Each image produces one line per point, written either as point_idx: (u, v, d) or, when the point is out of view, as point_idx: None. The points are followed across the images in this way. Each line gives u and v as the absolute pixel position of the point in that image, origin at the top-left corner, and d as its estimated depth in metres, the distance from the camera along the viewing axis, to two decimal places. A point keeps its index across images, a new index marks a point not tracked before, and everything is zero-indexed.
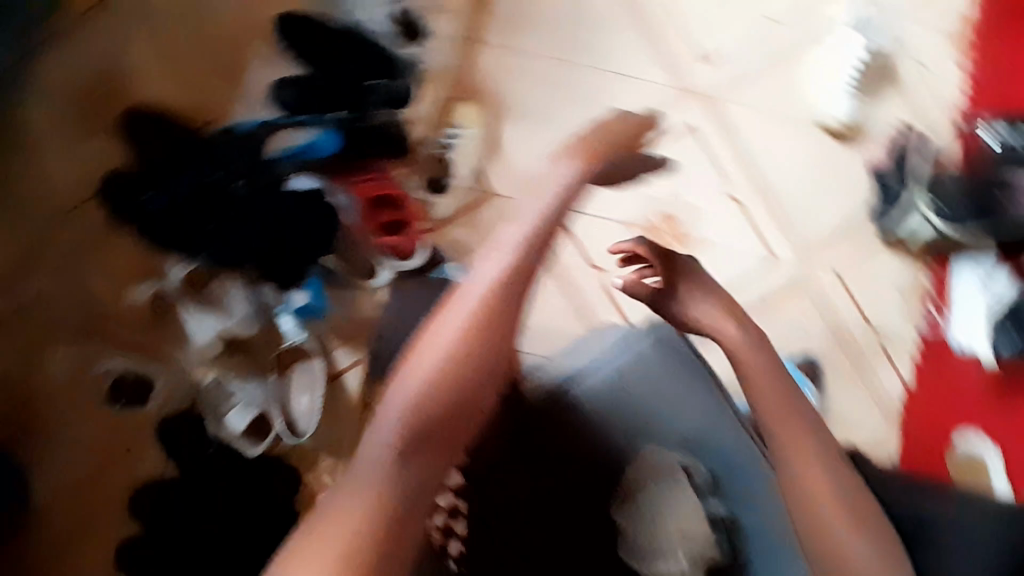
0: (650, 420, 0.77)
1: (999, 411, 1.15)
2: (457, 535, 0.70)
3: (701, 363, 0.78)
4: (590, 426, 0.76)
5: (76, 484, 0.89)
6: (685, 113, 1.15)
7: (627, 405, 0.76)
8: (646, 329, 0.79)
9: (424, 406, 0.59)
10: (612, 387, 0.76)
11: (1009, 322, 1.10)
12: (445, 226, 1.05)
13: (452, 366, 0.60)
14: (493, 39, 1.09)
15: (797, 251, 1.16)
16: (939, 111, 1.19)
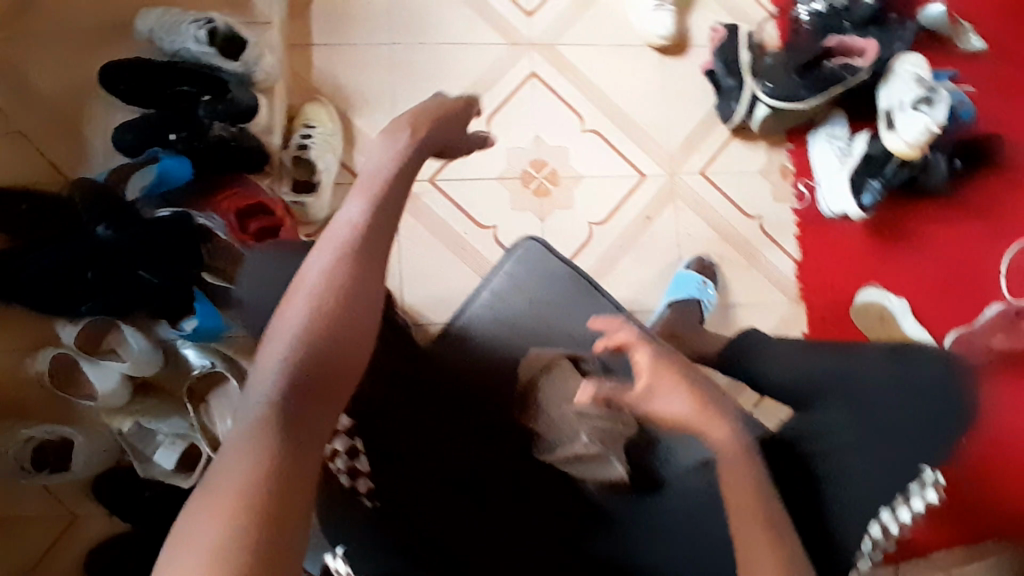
0: (538, 328, 0.82)
1: (886, 260, 1.23)
2: (362, 473, 0.74)
3: (571, 268, 0.84)
4: (486, 352, 0.81)
5: (40, 554, 0.97)
6: (523, 60, 1.19)
7: (510, 320, 0.82)
8: (517, 252, 0.85)
9: (303, 350, 0.57)
10: (492, 307, 0.82)
11: (866, 174, 1.17)
12: (326, 223, 1.09)
13: (324, 305, 0.59)
14: (318, 40, 1.13)
15: (661, 164, 1.23)
16: (753, 5, 1.26)
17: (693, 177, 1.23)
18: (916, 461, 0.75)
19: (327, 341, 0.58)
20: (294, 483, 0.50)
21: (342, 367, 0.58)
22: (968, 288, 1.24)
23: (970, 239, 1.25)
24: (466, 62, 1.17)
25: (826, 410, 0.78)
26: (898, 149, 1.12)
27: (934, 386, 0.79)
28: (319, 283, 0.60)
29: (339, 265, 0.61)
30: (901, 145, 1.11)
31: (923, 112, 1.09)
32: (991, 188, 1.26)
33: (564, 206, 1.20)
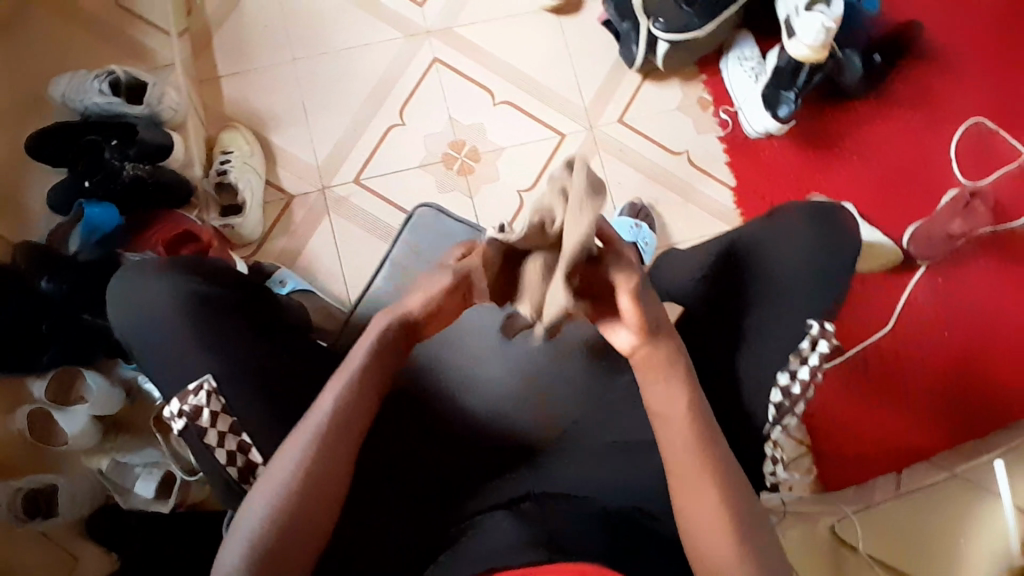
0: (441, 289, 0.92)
1: (820, 168, 1.24)
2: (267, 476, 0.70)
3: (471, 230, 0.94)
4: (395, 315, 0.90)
5: None
6: (425, 48, 1.24)
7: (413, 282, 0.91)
8: (414, 217, 0.95)
9: (291, 494, 0.62)
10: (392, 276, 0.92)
11: (778, 88, 1.16)
12: (264, 241, 1.17)
13: (315, 451, 0.64)
14: (225, 71, 1.21)
15: (577, 120, 1.24)
16: None
17: (611, 127, 1.25)
18: (801, 317, 0.77)
19: (305, 498, 0.62)
20: None
21: (319, 512, 0.63)
22: (913, 178, 1.23)
23: (903, 130, 1.25)
24: (369, 62, 1.23)
25: (761, 326, 0.78)
26: (802, 55, 1.11)
27: (836, 262, 0.79)
28: (300, 447, 0.64)
29: (334, 413, 0.66)
30: (805, 50, 1.10)
31: (820, 12, 1.08)
32: (913, 77, 1.26)
33: (490, 180, 1.21)
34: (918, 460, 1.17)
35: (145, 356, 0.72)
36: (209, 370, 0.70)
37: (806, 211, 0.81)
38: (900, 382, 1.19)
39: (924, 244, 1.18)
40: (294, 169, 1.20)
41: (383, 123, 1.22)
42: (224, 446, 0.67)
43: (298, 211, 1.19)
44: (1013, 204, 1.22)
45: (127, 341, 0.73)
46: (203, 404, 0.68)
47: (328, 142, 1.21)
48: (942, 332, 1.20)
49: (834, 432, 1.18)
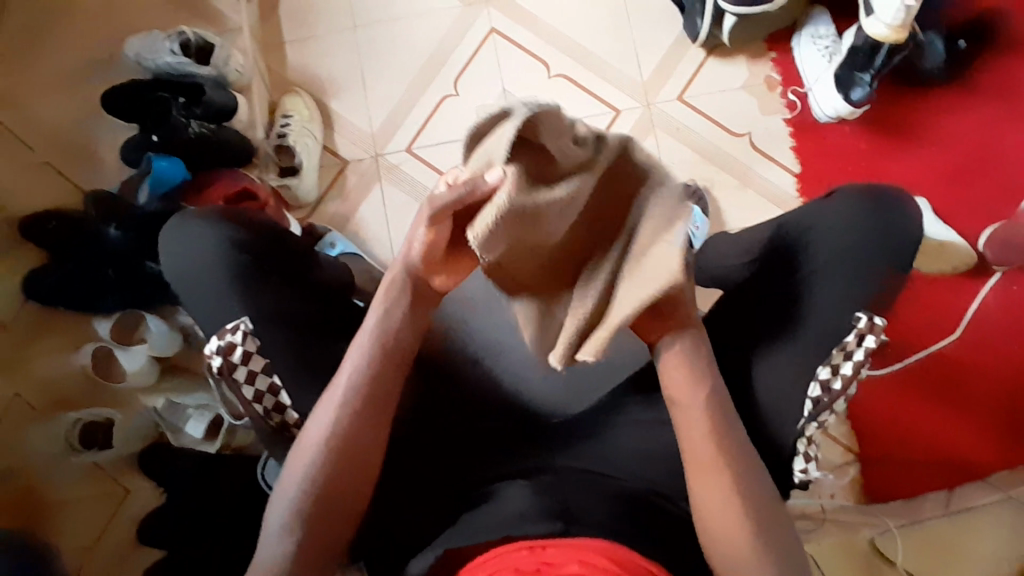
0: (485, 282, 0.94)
1: (889, 158, 1.17)
2: (290, 421, 0.73)
3: None
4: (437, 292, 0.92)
5: (99, 530, 1.09)
6: (483, 18, 1.24)
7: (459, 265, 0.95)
8: None
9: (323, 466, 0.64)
10: None
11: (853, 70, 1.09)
12: (318, 204, 1.20)
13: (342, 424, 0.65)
14: (289, 37, 1.25)
15: (633, 96, 1.21)
16: None
17: (670, 104, 1.21)
18: (849, 309, 0.72)
19: (334, 461, 0.64)
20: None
21: (345, 482, 0.65)
22: (999, 175, 1.15)
23: (992, 123, 1.16)
24: (427, 31, 1.25)
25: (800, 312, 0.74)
26: (880, 35, 1.03)
27: (887, 245, 0.74)
28: (324, 418, 0.65)
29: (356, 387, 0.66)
30: (884, 30, 1.02)
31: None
32: (1005, 65, 1.17)
33: None
34: (976, 476, 1.09)
35: (187, 299, 0.76)
36: (245, 311, 0.73)
37: (863, 192, 0.76)
38: (961, 392, 1.12)
39: (1002, 248, 1.10)
40: (349, 134, 1.22)
41: (438, 92, 1.23)
42: (253, 385, 0.71)
43: (351, 176, 1.21)
44: None
45: (173, 284, 0.78)
46: (238, 342, 0.70)
47: (383, 109, 1.23)
48: (1014, 343, 1.13)
49: (885, 439, 1.12)
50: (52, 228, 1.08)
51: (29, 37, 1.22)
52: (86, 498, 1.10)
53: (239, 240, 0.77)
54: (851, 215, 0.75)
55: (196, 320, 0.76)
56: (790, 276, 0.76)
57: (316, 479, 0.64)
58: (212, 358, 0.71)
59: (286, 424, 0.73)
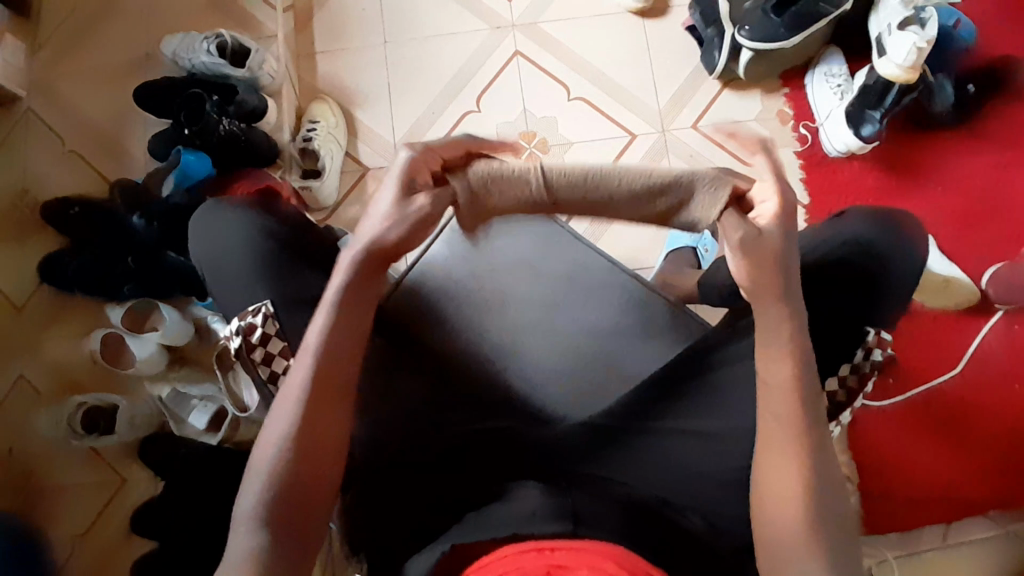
0: (489, 299, 0.92)
1: (894, 195, 1.20)
2: None
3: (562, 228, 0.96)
4: (432, 295, 0.90)
5: (91, 521, 1.07)
6: (508, 41, 1.30)
7: (466, 274, 0.93)
8: None
9: (308, 413, 0.60)
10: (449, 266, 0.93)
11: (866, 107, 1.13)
12: (338, 208, 1.23)
13: (324, 366, 0.61)
14: (323, 48, 1.30)
15: (648, 121, 1.26)
16: None
17: (685, 132, 1.25)
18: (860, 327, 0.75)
19: (319, 406, 0.61)
20: (300, 527, 0.58)
21: (331, 431, 0.61)
22: (1003, 217, 1.19)
23: (999, 165, 1.20)
24: (455, 51, 1.30)
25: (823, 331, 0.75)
26: (892, 75, 1.07)
27: (902, 273, 0.76)
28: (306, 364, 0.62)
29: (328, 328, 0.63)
30: (895, 69, 1.06)
31: (919, 33, 1.04)
32: (1010, 113, 1.21)
33: None
34: (979, 512, 1.10)
35: (216, 282, 0.78)
36: (271, 296, 0.75)
37: (874, 220, 0.78)
38: (966, 428, 1.13)
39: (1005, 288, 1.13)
40: (372, 143, 1.26)
41: (461, 107, 1.28)
42: (269, 366, 0.72)
43: (372, 183, 1.24)
44: None
45: (201, 264, 0.79)
46: (258, 323, 0.72)
47: (407, 121, 1.27)
48: (1018, 380, 1.14)
49: (888, 474, 1.12)
50: (76, 215, 1.11)
51: (69, 33, 1.27)
52: (82, 486, 1.09)
53: (277, 235, 0.79)
54: (862, 233, 0.77)
55: (220, 302, 0.78)
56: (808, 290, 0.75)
57: (297, 440, 0.59)
58: (234, 335, 0.72)
59: None
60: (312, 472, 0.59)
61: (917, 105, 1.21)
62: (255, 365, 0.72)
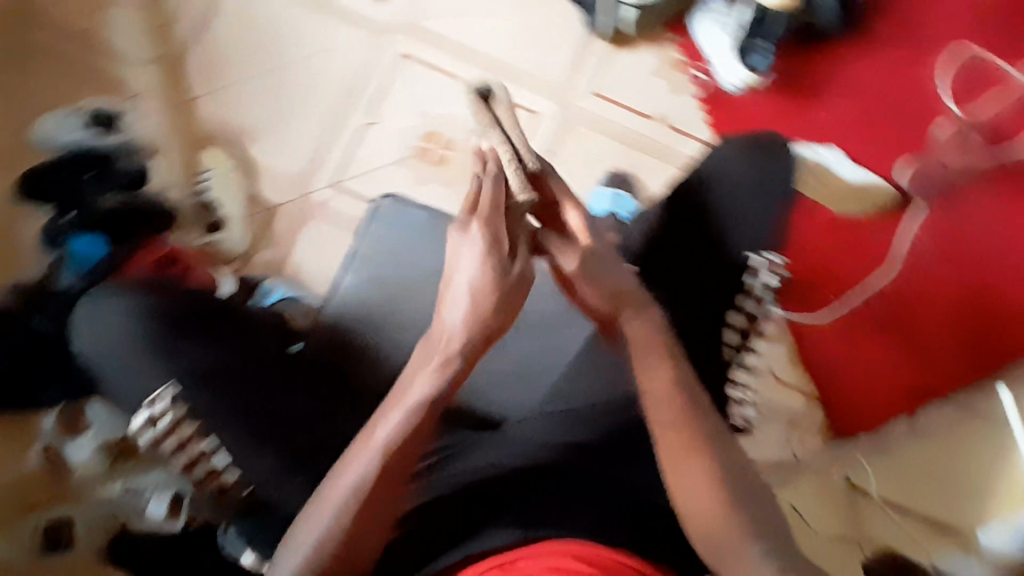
0: (416, 314, 0.82)
1: (799, 116, 1.22)
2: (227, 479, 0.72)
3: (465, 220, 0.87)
4: (351, 327, 0.81)
5: None
6: (391, 44, 1.24)
7: (382, 291, 0.83)
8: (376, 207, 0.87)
9: (362, 496, 0.65)
10: (359, 290, 0.83)
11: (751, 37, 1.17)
12: (250, 254, 1.18)
13: (388, 453, 0.67)
14: (200, 91, 1.23)
15: (548, 95, 1.24)
16: None
17: (586, 100, 1.23)
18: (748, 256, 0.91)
19: (376, 491, 0.66)
20: None
21: (383, 515, 0.66)
22: (903, 119, 1.22)
23: (890, 70, 1.23)
24: (339, 65, 1.23)
25: None
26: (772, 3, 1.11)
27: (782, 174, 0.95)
28: (369, 452, 0.67)
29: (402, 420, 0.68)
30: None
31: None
32: (889, 15, 1.24)
33: (468, 169, 1.21)
34: (936, 396, 1.15)
35: (117, 372, 0.74)
36: (171, 377, 0.73)
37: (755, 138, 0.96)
38: (909, 323, 1.18)
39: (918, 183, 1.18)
40: (274, 180, 1.19)
41: (356, 123, 1.22)
42: (184, 450, 0.72)
43: (282, 221, 1.19)
44: (1012, 127, 1.22)
45: (93, 366, 0.76)
46: (161, 408, 0.71)
47: (306, 150, 1.21)
48: (948, 267, 1.19)
49: (841, 384, 1.17)
50: None
51: None
52: None
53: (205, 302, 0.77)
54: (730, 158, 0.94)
55: (127, 399, 0.75)
56: (683, 215, 0.92)
57: (347, 518, 0.64)
58: (141, 429, 0.72)
59: (224, 485, 0.72)
60: (356, 546, 0.65)
61: (806, 24, 1.22)
62: (171, 450, 0.73)
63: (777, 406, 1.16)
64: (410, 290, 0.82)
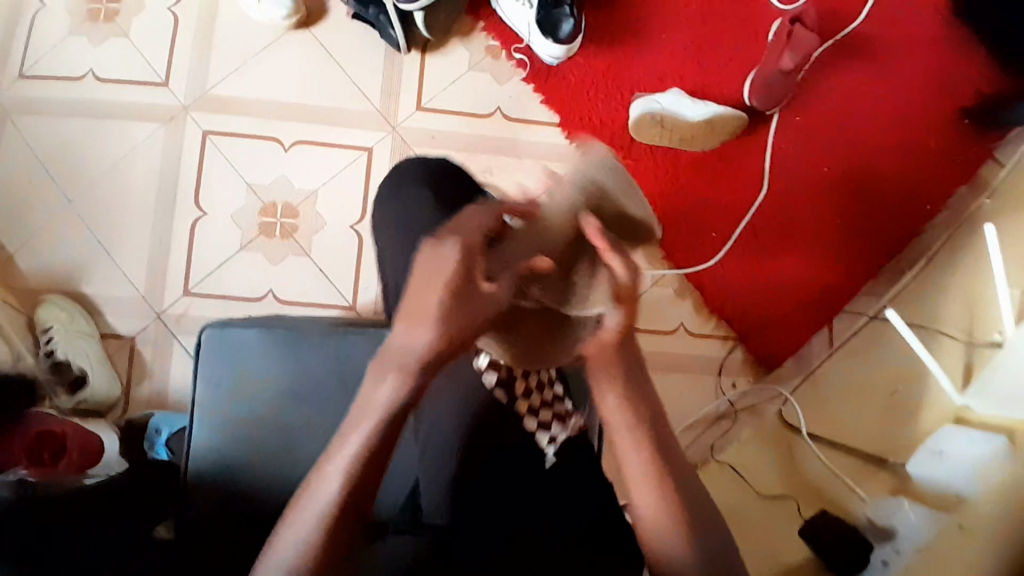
0: (291, 442, 0.75)
1: (626, 65, 1.19)
2: None
3: (319, 325, 0.79)
4: (224, 474, 0.75)
5: None
6: (191, 126, 1.15)
7: (247, 429, 0.75)
8: (201, 343, 0.77)
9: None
10: (221, 436, 0.75)
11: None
12: (128, 393, 1.11)
13: (332, 522, 0.55)
14: (13, 245, 1.13)
15: (375, 126, 1.16)
16: None
17: (413, 120, 1.17)
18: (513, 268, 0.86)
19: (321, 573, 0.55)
20: None
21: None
22: (729, 35, 1.21)
23: None
24: (147, 167, 1.14)
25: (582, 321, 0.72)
26: None
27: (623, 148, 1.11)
28: (314, 518, 0.55)
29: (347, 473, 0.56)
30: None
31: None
32: None
33: (318, 229, 1.14)
34: (856, 292, 1.16)
35: None
36: None
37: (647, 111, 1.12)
38: (801, 230, 1.19)
39: (766, 93, 1.17)
40: (123, 309, 1.12)
41: (185, 220, 1.14)
42: None
43: (146, 348, 1.12)
44: (840, 7, 1.23)
45: None
46: None
47: (145, 267, 1.13)
48: (818, 163, 1.21)
49: (757, 314, 1.16)
50: None
51: None
52: None
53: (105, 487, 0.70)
54: (404, 171, 0.80)
55: None
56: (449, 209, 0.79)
57: None
58: None
59: None
60: None
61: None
62: None
63: (703, 360, 1.15)
64: (277, 416, 0.76)
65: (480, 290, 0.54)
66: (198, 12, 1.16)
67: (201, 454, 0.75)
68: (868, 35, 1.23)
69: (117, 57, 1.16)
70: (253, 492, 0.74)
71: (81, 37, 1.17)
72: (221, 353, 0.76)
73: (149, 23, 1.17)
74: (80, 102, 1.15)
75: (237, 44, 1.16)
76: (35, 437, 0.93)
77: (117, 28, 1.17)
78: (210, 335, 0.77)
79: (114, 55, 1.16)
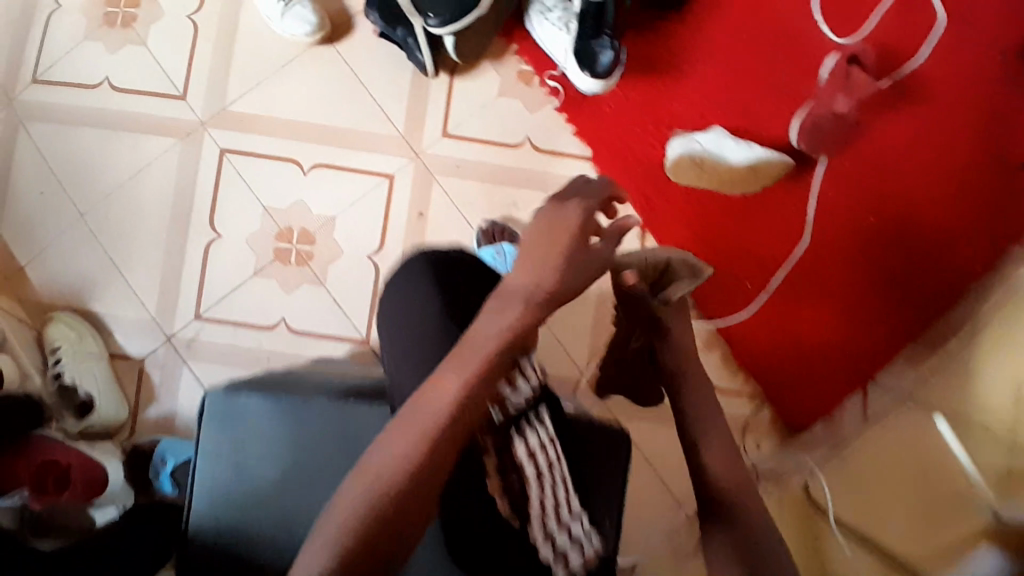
0: (294, 513, 0.71)
1: (667, 98, 1.12)
2: None
3: (320, 399, 0.73)
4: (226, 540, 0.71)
5: None
6: (207, 142, 1.10)
7: (249, 498, 0.72)
8: (202, 409, 0.73)
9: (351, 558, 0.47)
10: (222, 503, 0.72)
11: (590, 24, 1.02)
12: (135, 416, 1.09)
13: (395, 492, 0.50)
14: (24, 257, 1.10)
15: (398, 151, 1.11)
16: None
17: (438, 146, 1.11)
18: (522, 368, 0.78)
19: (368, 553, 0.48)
20: None
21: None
22: (777, 70, 1.13)
23: (745, 21, 1.14)
24: (161, 183, 1.10)
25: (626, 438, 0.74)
26: None
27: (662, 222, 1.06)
28: (376, 482, 0.50)
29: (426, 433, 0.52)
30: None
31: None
32: None
33: (334, 258, 1.10)
34: (892, 353, 1.13)
35: None
36: None
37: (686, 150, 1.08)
38: (840, 286, 1.14)
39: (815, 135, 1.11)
40: (132, 330, 1.09)
41: (199, 242, 1.10)
42: None
43: (154, 373, 1.09)
44: (901, 42, 1.14)
45: None
46: None
47: (156, 287, 1.10)
48: (863, 215, 1.14)
49: (785, 371, 1.14)
50: None
51: None
52: None
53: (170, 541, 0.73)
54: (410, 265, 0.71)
55: None
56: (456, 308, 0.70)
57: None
58: None
59: None
60: None
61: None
62: None
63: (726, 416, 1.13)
64: (280, 485, 0.71)
65: (593, 246, 0.65)
66: (219, 22, 1.11)
67: (202, 516, 0.71)
68: (927, 76, 1.14)
69: (134, 65, 1.12)
70: (256, 568, 0.70)
71: (97, 43, 1.12)
72: (225, 421, 0.73)
73: (167, 31, 1.12)
74: (94, 111, 1.11)
75: (259, 57, 1.11)
76: (39, 463, 0.93)
77: (134, 35, 1.12)
78: (211, 400, 0.73)
79: (131, 63, 1.12)
